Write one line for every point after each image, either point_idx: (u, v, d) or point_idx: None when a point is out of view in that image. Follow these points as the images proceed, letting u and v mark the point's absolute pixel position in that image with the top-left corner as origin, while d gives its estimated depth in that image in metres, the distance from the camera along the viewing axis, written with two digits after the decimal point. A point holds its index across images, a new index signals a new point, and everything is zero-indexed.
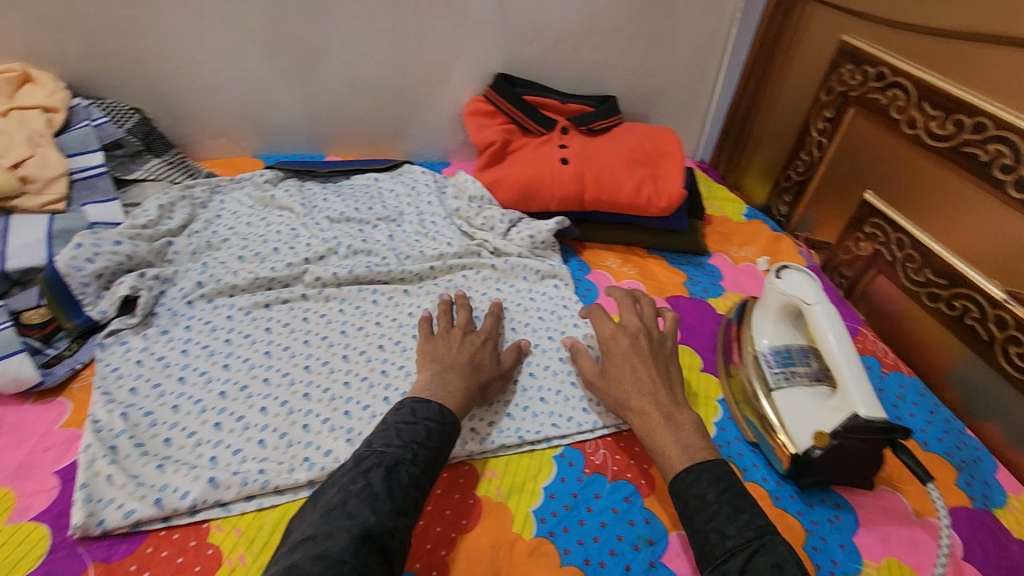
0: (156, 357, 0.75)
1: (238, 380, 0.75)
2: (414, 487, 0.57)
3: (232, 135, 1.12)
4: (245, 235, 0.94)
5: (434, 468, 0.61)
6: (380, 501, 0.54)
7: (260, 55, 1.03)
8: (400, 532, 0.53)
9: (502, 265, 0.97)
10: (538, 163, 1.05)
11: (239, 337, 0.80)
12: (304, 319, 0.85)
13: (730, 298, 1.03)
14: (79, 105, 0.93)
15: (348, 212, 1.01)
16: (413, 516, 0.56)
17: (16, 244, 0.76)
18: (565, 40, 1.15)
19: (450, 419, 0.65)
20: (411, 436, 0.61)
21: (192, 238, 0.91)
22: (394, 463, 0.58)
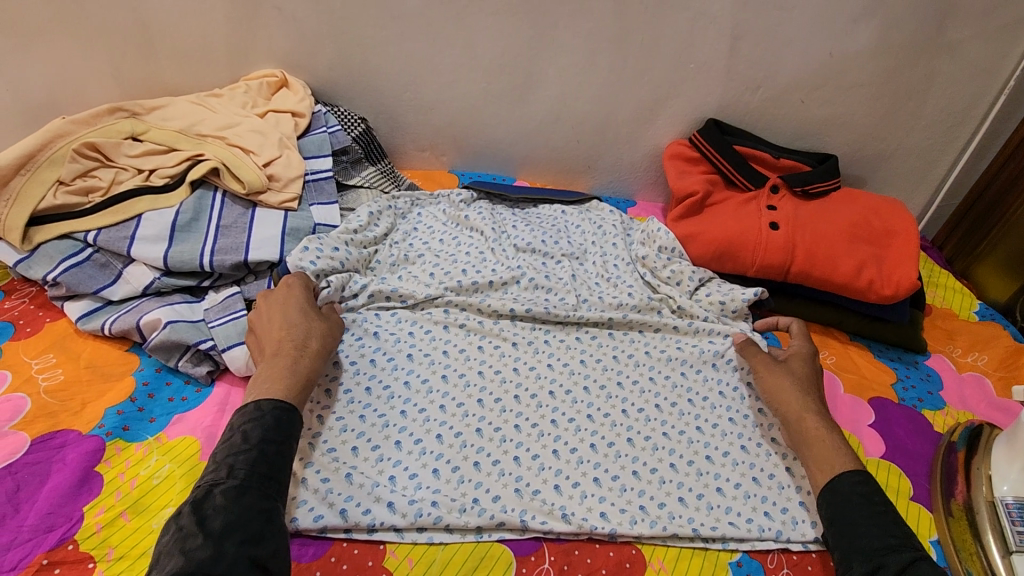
0: (348, 360, 0.77)
1: (417, 402, 0.75)
2: (236, 502, 0.52)
3: (436, 150, 1.17)
4: (437, 252, 0.96)
5: (263, 469, 0.56)
6: (180, 538, 0.50)
7: (480, 78, 1.06)
8: (231, 551, 0.49)
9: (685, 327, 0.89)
10: (742, 222, 0.97)
11: (419, 355, 0.81)
12: (479, 347, 0.83)
13: (952, 415, 0.87)
14: (320, 111, 1.02)
15: (534, 243, 0.99)
16: (252, 529, 0.51)
17: (258, 236, 0.85)
18: (794, 91, 1.05)
19: (269, 409, 0.61)
20: (226, 451, 0.57)
21: (392, 249, 0.95)
22: (203, 492, 0.53)
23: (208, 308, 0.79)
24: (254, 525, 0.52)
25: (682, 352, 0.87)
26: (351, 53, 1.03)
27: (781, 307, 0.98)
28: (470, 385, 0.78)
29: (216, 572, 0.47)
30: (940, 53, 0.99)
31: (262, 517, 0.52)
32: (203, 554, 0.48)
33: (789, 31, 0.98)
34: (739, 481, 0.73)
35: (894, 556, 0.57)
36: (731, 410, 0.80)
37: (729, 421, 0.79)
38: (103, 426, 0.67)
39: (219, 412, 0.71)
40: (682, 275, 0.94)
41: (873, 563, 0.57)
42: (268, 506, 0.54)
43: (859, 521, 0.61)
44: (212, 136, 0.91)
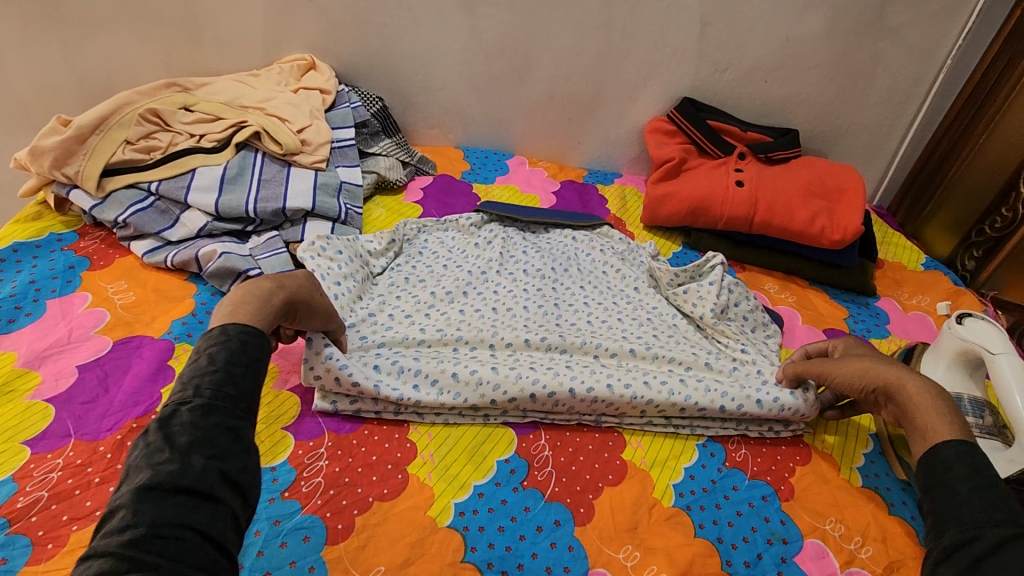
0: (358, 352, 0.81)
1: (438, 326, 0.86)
2: (203, 418, 0.48)
3: (444, 127, 1.31)
4: (441, 276, 0.97)
5: (230, 389, 0.51)
6: (148, 453, 0.46)
7: (483, 62, 1.21)
8: (199, 466, 0.46)
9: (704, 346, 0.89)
10: (712, 182, 1.11)
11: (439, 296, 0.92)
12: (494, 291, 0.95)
13: (895, 342, 1.01)
14: (343, 90, 1.17)
15: (544, 268, 0.99)
16: (218, 446, 0.47)
17: (293, 189, 0.99)
18: (758, 71, 1.20)
19: (236, 331, 0.55)
20: (192, 370, 0.51)
21: (393, 275, 0.95)
22: (169, 411, 0.48)
23: (254, 246, 0.92)
24: (222, 442, 0.48)
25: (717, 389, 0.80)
26: (371, 40, 1.18)
27: (747, 255, 1.12)
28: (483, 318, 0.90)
29: (184, 484, 0.44)
30: (882, 36, 1.14)
31: (230, 435, 0.49)
32: (171, 466, 0.45)
33: (750, 19, 1.13)
34: None
35: (992, 529, 0.51)
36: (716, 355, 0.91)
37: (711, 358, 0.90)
38: (171, 332, 0.80)
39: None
40: (705, 306, 0.92)
41: (971, 532, 0.52)
42: (236, 422, 0.50)
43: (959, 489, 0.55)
44: (253, 107, 1.06)
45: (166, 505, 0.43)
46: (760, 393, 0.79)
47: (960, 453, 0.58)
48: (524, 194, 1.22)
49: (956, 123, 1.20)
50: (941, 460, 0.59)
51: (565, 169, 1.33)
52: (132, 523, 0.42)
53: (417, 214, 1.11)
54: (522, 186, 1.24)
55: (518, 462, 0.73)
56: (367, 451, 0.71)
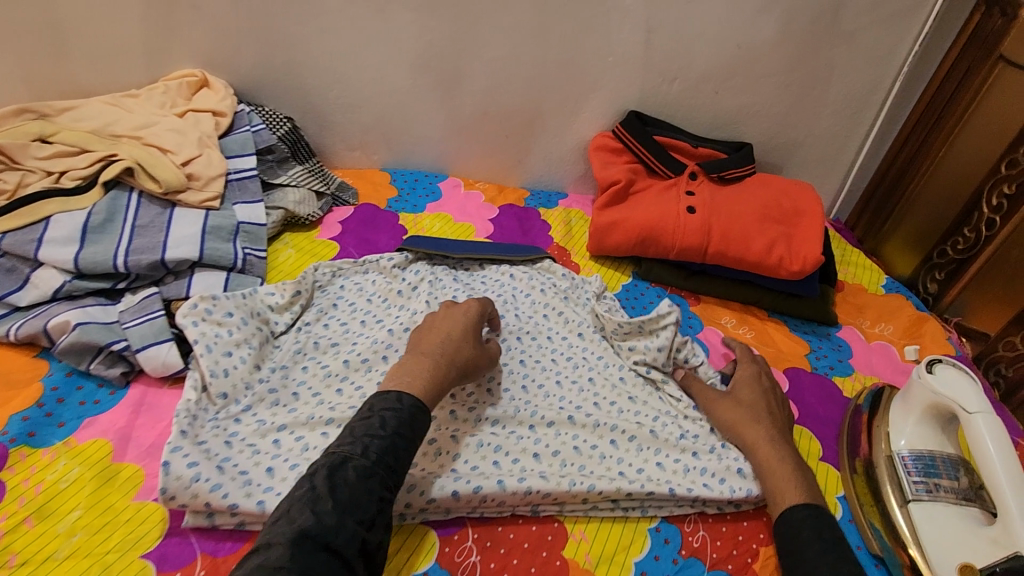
0: (246, 442, 0.67)
1: (349, 404, 0.74)
2: (364, 482, 0.54)
3: (367, 148, 1.16)
4: (357, 335, 0.84)
5: (390, 460, 0.57)
6: (314, 500, 0.52)
7: (405, 74, 1.07)
8: (349, 527, 0.52)
9: (650, 405, 0.80)
10: (661, 208, 1.01)
11: (354, 362, 0.80)
12: None
13: (860, 381, 0.93)
14: (242, 110, 1.01)
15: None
16: (367, 513, 0.53)
17: (175, 236, 0.84)
18: (708, 81, 1.10)
19: (410, 403, 0.62)
20: (364, 429, 0.58)
21: (300, 336, 0.82)
22: (339, 462, 0.55)
23: (124, 310, 0.77)
24: (369, 510, 0.54)
25: (665, 470, 0.72)
26: (273, 51, 1.02)
27: (700, 286, 1.03)
28: None
29: (333, 542, 0.50)
30: (836, 42, 1.06)
31: (375, 503, 0.54)
32: (329, 519, 0.51)
33: (697, 24, 1.03)
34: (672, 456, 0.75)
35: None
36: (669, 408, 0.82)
37: None
38: (7, 432, 0.65)
39: (132, 411, 0.70)
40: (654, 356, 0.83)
41: None
42: (386, 493, 0.56)
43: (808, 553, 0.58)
44: (128, 137, 0.90)
45: (314, 558, 0.48)
46: (708, 475, 0.72)
47: (803, 518, 0.61)
48: (457, 223, 1.09)
49: (914, 134, 1.13)
50: (790, 526, 0.62)
51: (505, 191, 1.21)
52: (285, 567, 0.47)
53: (332, 254, 0.98)
54: (456, 214, 1.11)
55: None
56: None
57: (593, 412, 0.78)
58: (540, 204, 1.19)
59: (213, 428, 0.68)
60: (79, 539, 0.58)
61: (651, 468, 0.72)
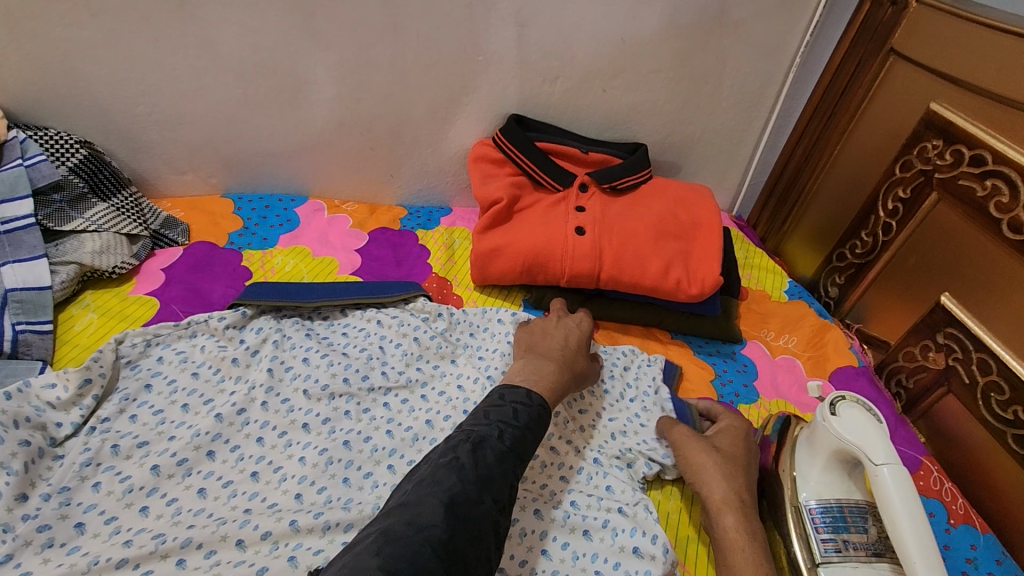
0: None
1: (154, 530, 0.58)
2: (501, 463, 0.56)
3: (200, 171, 0.96)
4: (175, 425, 0.67)
5: (521, 448, 0.59)
6: (462, 467, 0.54)
7: (232, 84, 0.87)
8: (487, 503, 0.53)
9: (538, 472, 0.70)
10: (548, 229, 0.89)
11: (168, 466, 0.63)
12: (257, 440, 0.67)
13: (766, 407, 0.87)
14: (13, 138, 0.79)
15: (333, 384, 0.73)
16: (501, 494, 0.54)
17: None
18: (592, 80, 0.98)
19: (539, 402, 0.64)
20: (499, 415, 0.60)
21: (91, 440, 0.63)
22: (479, 440, 0.57)
23: None
24: (502, 491, 0.55)
25: (552, 559, 0.63)
26: (46, 61, 0.80)
27: (596, 311, 0.93)
28: (237, 494, 0.62)
29: (475, 513, 0.51)
30: (724, 34, 0.96)
31: (507, 484, 0.55)
32: (474, 488, 0.52)
33: (573, 17, 0.90)
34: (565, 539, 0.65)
35: None
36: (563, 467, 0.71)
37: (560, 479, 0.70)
38: None
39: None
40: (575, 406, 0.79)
41: None
42: (517, 478, 0.57)
43: None
44: None
45: (460, 525, 0.50)
46: (599, 560, 0.63)
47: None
48: (315, 258, 0.92)
49: (810, 129, 1.07)
50: None
51: (378, 212, 1.05)
52: (437, 524, 0.48)
53: (149, 314, 0.78)
54: (315, 246, 0.94)
55: None
56: None
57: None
58: (418, 224, 1.04)
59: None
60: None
61: (536, 556, 0.63)
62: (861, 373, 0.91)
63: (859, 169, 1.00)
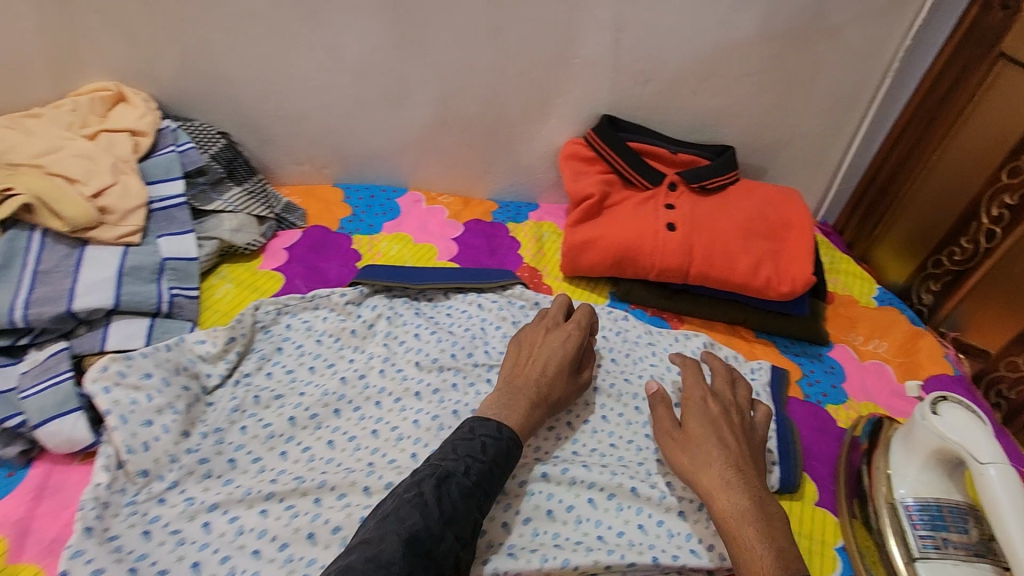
0: (171, 530, 0.59)
1: (294, 473, 0.65)
2: (464, 500, 0.58)
3: (316, 162, 1.05)
4: (305, 384, 0.75)
5: (486, 485, 0.60)
6: (424, 504, 0.56)
7: (350, 83, 0.95)
8: (449, 540, 0.55)
9: (634, 454, 0.74)
10: (639, 225, 0.92)
11: (302, 418, 0.70)
12: (375, 402, 0.74)
13: (855, 409, 0.86)
14: (167, 128, 0.90)
15: (441, 358, 0.80)
16: (464, 530, 0.56)
17: (85, 280, 0.73)
18: (684, 82, 1.01)
19: (508, 435, 0.65)
20: (467, 450, 0.62)
21: (237, 391, 0.72)
22: (444, 476, 0.58)
23: (25, 373, 0.67)
24: (465, 527, 0.57)
25: (647, 533, 0.67)
26: (196, 61, 0.90)
27: (682, 306, 0.95)
28: (360, 448, 0.69)
29: (435, 551, 0.54)
30: (819, 39, 0.97)
31: (468, 522, 0.57)
32: (434, 527, 0.54)
33: (669, 21, 0.93)
34: (661, 518, 0.68)
35: None
36: None
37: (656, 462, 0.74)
38: None
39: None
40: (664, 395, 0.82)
41: None
42: (481, 515, 0.59)
43: None
44: (27, 164, 0.78)
45: (420, 563, 0.52)
46: (694, 540, 0.67)
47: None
48: (416, 245, 0.99)
49: (906, 135, 1.05)
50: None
51: (471, 205, 1.11)
52: (395, 562, 0.51)
53: (277, 288, 0.87)
54: (416, 234, 1.01)
55: None
56: None
57: (574, 464, 0.72)
58: (509, 218, 1.10)
59: (129, 517, 0.59)
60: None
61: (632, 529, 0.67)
62: (956, 383, 0.90)
63: (962, 172, 1.00)
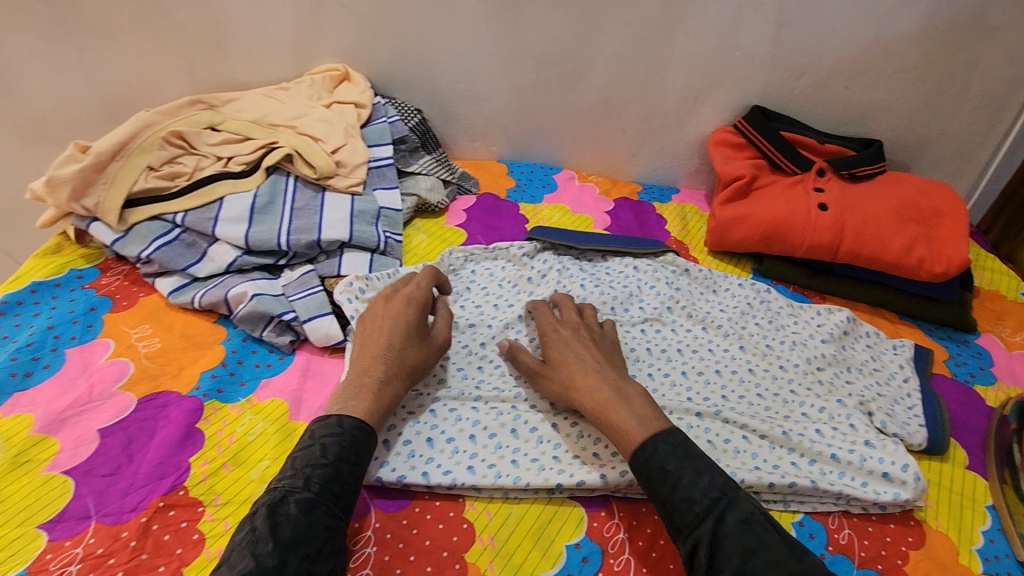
0: (406, 411, 0.72)
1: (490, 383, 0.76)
2: (307, 515, 0.54)
3: (487, 140, 1.20)
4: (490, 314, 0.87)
5: (335, 488, 0.57)
6: (255, 541, 0.52)
7: (529, 69, 1.09)
8: (293, 563, 0.51)
9: (780, 405, 0.80)
10: (790, 205, 0.99)
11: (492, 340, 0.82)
12: (549, 336, 0.85)
13: (1005, 391, 0.89)
14: (379, 103, 1.07)
15: (603, 307, 0.90)
16: (314, 544, 0.53)
17: (329, 218, 0.90)
18: (837, 77, 1.07)
19: (350, 426, 0.61)
20: (305, 460, 0.58)
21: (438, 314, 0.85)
22: (278, 499, 0.55)
23: (287, 284, 0.84)
24: (318, 540, 0.54)
25: (801, 469, 0.71)
26: (407, 47, 1.07)
27: (826, 285, 1.01)
28: None
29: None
30: (981, 38, 1.01)
31: (322, 533, 0.54)
32: (268, 553, 0.51)
33: (831, 18, 1.00)
34: (813, 458, 0.73)
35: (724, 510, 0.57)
36: (806, 404, 0.80)
37: (803, 414, 0.79)
38: (200, 388, 0.73)
39: (74, 381, 0.71)
40: (805, 359, 0.87)
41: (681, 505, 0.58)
42: (336, 518, 0.56)
43: (669, 467, 0.59)
44: (283, 126, 0.97)
45: None
46: (847, 478, 0.72)
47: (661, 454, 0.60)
48: (575, 214, 1.11)
49: None
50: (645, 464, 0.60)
51: (618, 185, 1.22)
52: None
53: (462, 240, 1.02)
54: (573, 205, 1.14)
55: (590, 548, 0.63)
56: (420, 533, 0.62)
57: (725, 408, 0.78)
58: (654, 198, 1.20)
59: None
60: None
61: (786, 465, 0.72)
62: None
63: None
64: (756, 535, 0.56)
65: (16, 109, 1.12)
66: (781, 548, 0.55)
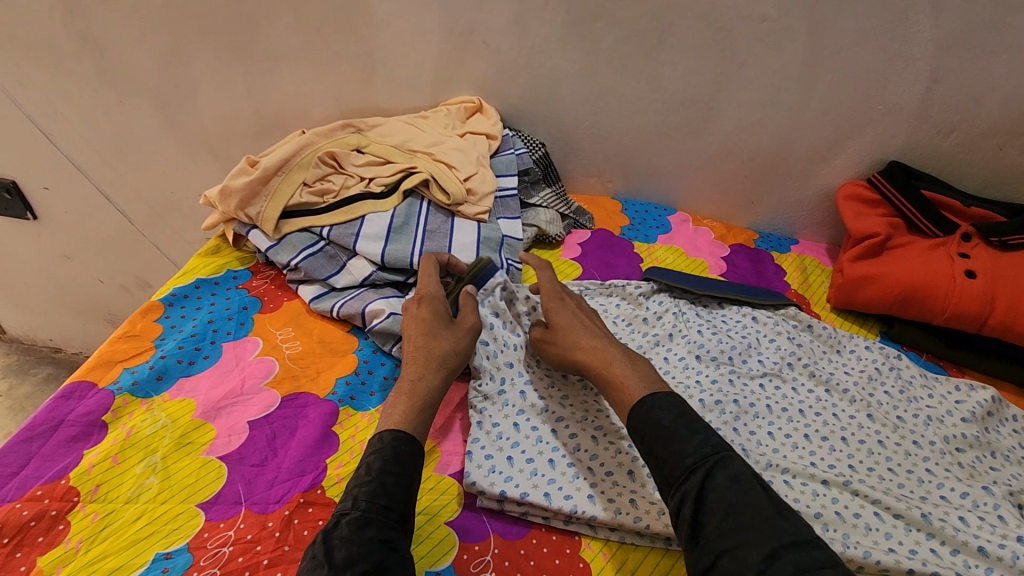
0: (530, 428, 0.74)
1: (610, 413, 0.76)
2: (360, 533, 0.52)
3: (604, 176, 1.22)
4: None
5: (384, 500, 0.55)
6: (313, 564, 0.51)
7: (658, 111, 1.10)
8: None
9: (915, 484, 0.75)
10: (931, 269, 0.94)
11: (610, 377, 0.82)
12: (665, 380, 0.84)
13: None
14: (508, 134, 1.12)
15: (720, 357, 0.88)
16: (371, 557, 0.50)
17: (457, 243, 0.94)
18: (991, 137, 1.00)
19: (389, 440, 0.61)
20: (353, 482, 0.57)
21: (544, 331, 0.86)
22: (330, 524, 0.54)
23: None
24: (377, 555, 0.51)
25: (942, 558, 0.66)
26: (540, 84, 1.11)
27: (965, 357, 0.94)
28: None
29: None
30: None
31: (378, 548, 0.51)
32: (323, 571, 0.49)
33: (993, 76, 0.94)
34: (956, 548, 0.67)
35: (720, 469, 0.56)
36: (945, 487, 0.74)
37: (943, 497, 0.73)
38: (335, 393, 0.78)
39: (229, 373, 0.79)
40: (941, 438, 0.81)
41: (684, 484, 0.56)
42: (389, 533, 0.53)
43: (663, 422, 0.60)
44: (421, 152, 1.03)
45: None
46: None
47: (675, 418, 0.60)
48: (690, 258, 1.10)
49: None
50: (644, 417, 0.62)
51: (733, 230, 1.20)
52: None
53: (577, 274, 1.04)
54: (687, 248, 1.13)
55: None
56: (535, 566, 0.63)
57: (854, 479, 0.74)
58: (772, 247, 1.18)
59: (504, 408, 0.76)
60: (151, 483, 0.65)
61: (924, 551, 0.67)
62: None
63: None
64: (746, 492, 0.54)
65: (186, 122, 1.27)
66: (773, 510, 0.53)
